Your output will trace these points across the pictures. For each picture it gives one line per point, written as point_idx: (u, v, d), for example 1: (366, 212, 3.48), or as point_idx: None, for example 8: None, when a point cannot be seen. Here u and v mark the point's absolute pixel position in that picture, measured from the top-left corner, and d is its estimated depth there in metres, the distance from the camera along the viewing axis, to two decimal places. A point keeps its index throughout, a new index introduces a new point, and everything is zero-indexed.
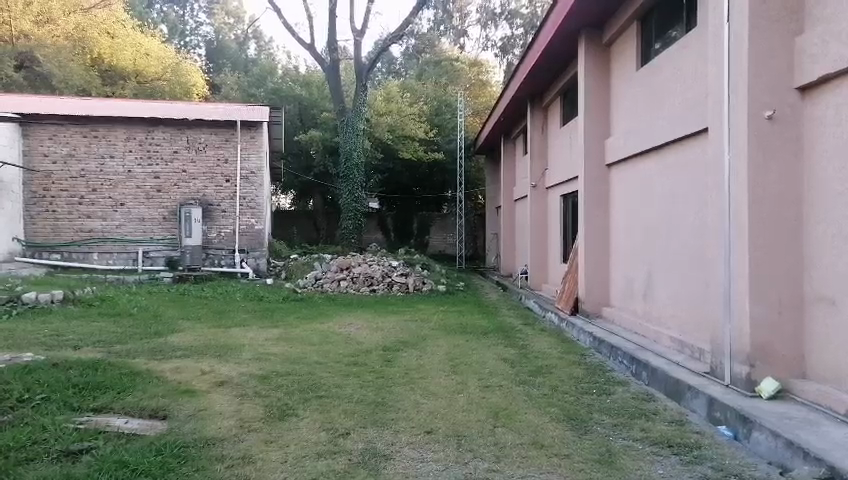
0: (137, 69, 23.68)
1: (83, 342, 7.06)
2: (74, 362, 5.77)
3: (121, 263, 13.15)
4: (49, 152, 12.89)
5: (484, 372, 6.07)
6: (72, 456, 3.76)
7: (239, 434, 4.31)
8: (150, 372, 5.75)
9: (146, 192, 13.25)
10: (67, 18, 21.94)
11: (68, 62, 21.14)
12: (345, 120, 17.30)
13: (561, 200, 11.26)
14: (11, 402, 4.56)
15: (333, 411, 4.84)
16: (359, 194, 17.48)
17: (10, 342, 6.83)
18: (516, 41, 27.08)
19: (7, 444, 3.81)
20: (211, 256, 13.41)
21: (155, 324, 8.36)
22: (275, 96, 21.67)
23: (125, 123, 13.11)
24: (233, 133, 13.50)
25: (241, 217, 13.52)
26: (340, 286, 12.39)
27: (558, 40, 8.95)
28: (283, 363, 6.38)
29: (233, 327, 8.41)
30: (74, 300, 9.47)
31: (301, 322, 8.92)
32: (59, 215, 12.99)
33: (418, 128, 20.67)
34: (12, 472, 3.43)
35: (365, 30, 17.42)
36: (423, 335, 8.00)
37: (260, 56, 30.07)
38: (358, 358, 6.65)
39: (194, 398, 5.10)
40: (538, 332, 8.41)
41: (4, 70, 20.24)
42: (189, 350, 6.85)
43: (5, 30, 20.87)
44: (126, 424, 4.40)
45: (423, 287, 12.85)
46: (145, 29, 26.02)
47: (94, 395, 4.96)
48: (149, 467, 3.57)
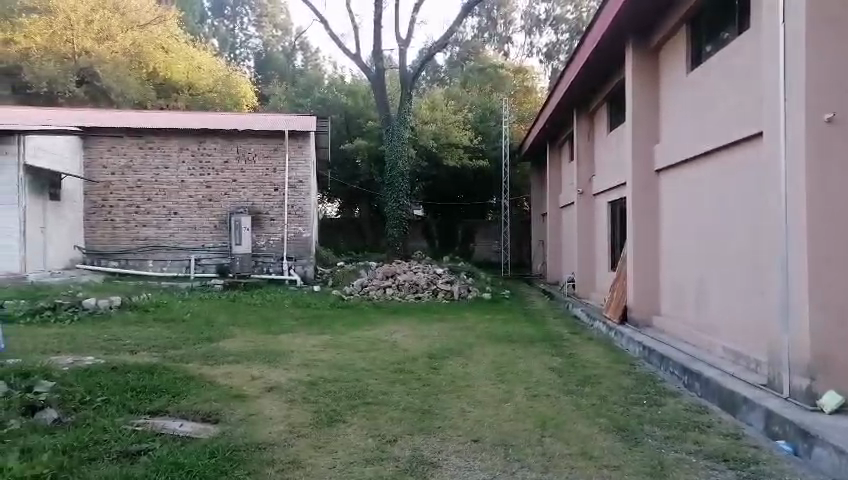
0: (190, 81, 24.44)
1: (139, 346, 7.33)
2: (131, 366, 5.98)
3: (174, 270, 13.56)
4: (108, 163, 13.46)
5: (530, 381, 6.03)
6: (131, 457, 3.90)
7: (289, 439, 4.39)
8: (203, 377, 5.91)
9: (198, 201, 13.64)
10: (124, 35, 22.71)
11: (125, 77, 22.23)
12: (390, 128, 17.48)
13: (609, 206, 11.09)
14: (73, 404, 4.75)
15: (380, 418, 4.88)
16: (404, 202, 17.52)
17: (73, 344, 7.16)
18: (562, 46, 26.95)
19: (70, 443, 3.96)
20: (260, 264, 13.71)
21: (207, 329, 8.60)
22: (321, 106, 22.04)
23: (179, 135, 13.54)
24: (281, 143, 13.78)
25: (289, 225, 13.78)
26: (386, 293, 12.47)
27: (604, 46, 8.85)
28: (330, 369, 6.47)
29: (281, 333, 8.58)
30: (131, 306, 9.81)
31: (347, 328, 9.03)
32: (116, 224, 13.50)
33: (463, 135, 20.75)
34: (77, 471, 3.58)
35: (410, 39, 17.53)
36: (469, 343, 7.99)
37: (306, 67, 30.75)
38: (404, 366, 6.69)
39: (245, 403, 5.23)
40: (586, 341, 8.29)
41: (66, 85, 21.37)
42: (239, 355, 7.03)
43: (67, 47, 21.72)
44: (180, 427, 4.53)
45: (468, 294, 12.85)
46: (197, 43, 26.91)
47: (149, 397, 5.14)
48: (203, 469, 3.68)
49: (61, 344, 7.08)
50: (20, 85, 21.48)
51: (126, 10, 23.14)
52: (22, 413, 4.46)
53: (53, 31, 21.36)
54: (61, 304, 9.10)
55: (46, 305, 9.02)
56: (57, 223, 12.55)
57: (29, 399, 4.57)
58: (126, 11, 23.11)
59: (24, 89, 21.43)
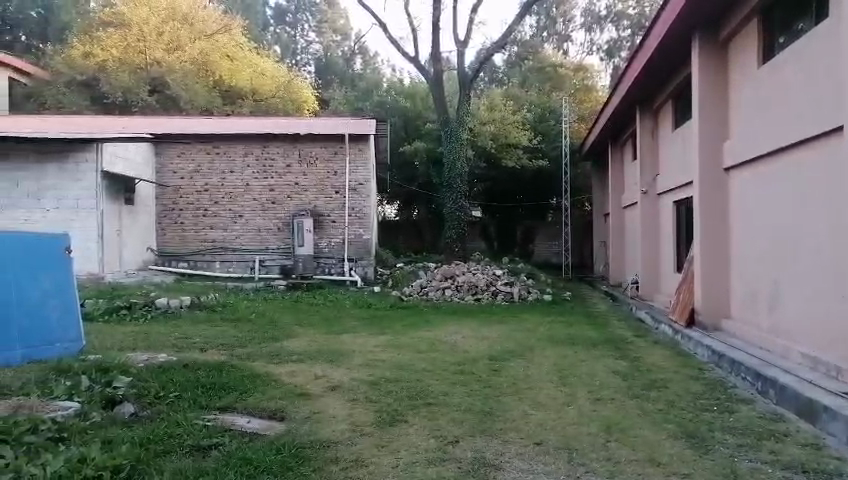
0: (253, 88, 24.81)
1: (209, 344, 7.59)
2: (201, 363, 6.21)
3: (240, 271, 13.99)
4: (177, 168, 14.01)
5: (594, 385, 5.92)
6: (202, 451, 4.06)
7: (353, 437, 4.46)
8: (268, 375, 6.07)
9: (262, 204, 14.03)
10: (193, 45, 24.21)
11: (193, 85, 23.13)
12: (449, 129, 17.51)
13: (675, 206, 10.76)
14: (149, 399, 4.97)
15: (442, 419, 4.90)
16: (462, 203, 17.52)
17: (148, 342, 7.49)
18: (623, 43, 26.65)
19: (147, 437, 4.14)
20: (322, 265, 13.96)
21: (271, 329, 8.85)
22: (380, 109, 22.30)
23: (244, 139, 13.96)
24: (342, 146, 14.02)
25: (350, 227, 14.01)
26: (445, 295, 12.49)
27: (668, 41, 8.59)
28: (391, 369, 6.54)
29: (343, 333, 8.73)
30: (200, 306, 10.18)
31: (408, 329, 9.09)
32: (186, 227, 14.04)
33: (521, 135, 20.63)
34: (152, 463, 3.74)
35: (468, 40, 17.51)
36: (529, 346, 7.91)
37: (365, 71, 31.18)
38: (465, 367, 6.69)
39: (309, 401, 5.34)
40: (651, 344, 8.08)
41: (139, 94, 22.25)
42: (303, 354, 7.19)
43: (140, 58, 23.18)
44: (249, 423, 4.67)
45: (528, 296, 12.73)
46: (260, 50, 27.66)
47: (219, 394, 5.32)
48: (270, 464, 3.79)
49: (138, 342, 7.42)
50: (97, 94, 22.50)
51: (194, 21, 24.69)
52: (103, 406, 4.71)
53: (128, 44, 23.13)
54: (135, 303, 9.51)
55: (122, 304, 9.44)
56: (131, 226, 13.15)
57: (109, 394, 4.82)
58: (194, 22, 24.67)
59: (101, 100, 22.42)
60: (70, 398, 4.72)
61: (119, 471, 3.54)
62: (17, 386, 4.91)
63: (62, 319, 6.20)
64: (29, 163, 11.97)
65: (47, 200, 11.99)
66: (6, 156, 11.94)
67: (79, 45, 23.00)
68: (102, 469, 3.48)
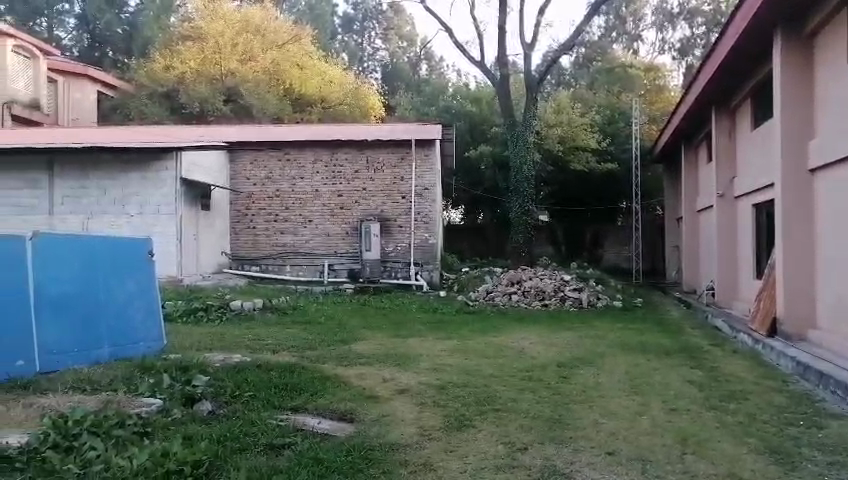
0: (322, 95, 25.27)
1: (280, 346, 7.81)
2: (274, 364, 6.38)
3: (310, 275, 14.31)
4: (250, 175, 14.49)
5: (668, 395, 5.73)
6: (275, 449, 4.17)
7: (421, 441, 4.49)
8: (338, 378, 6.17)
9: (331, 209, 14.33)
10: (265, 55, 25.04)
11: (265, 94, 23.79)
12: (515, 133, 17.38)
13: (754, 209, 10.28)
14: (226, 397, 5.16)
15: (510, 425, 4.86)
16: (529, 207, 17.32)
17: (223, 343, 7.76)
18: (697, 40, 25.78)
19: (225, 434, 4.30)
20: (388, 269, 14.11)
21: (340, 332, 9.02)
22: (446, 114, 22.36)
23: (313, 146, 14.30)
24: (409, 152, 14.16)
25: (416, 232, 14.12)
26: (511, 300, 12.37)
27: (748, 38, 8.23)
28: (458, 374, 6.54)
29: (411, 337, 8.79)
30: (271, 308, 10.48)
31: (475, 334, 9.07)
32: (258, 231, 14.49)
33: (590, 138, 20.34)
34: (228, 460, 3.87)
35: (535, 43, 17.33)
36: (600, 353, 7.72)
37: (431, 76, 31.30)
38: (533, 373, 6.60)
39: (378, 404, 5.40)
40: (730, 353, 7.75)
41: (215, 104, 23.18)
42: (372, 357, 7.29)
43: (216, 70, 24.23)
44: (319, 424, 4.78)
45: (597, 302, 12.45)
46: (329, 59, 28.27)
47: (291, 395, 5.46)
48: (341, 465, 3.86)
49: (214, 343, 7.70)
50: (176, 105, 23.54)
51: (266, 33, 25.58)
52: (183, 403, 4.92)
53: (205, 56, 24.23)
54: (212, 305, 9.88)
55: (199, 306, 9.84)
56: (207, 231, 13.72)
57: (188, 392, 5.03)
58: (266, 33, 25.46)
59: (180, 110, 23.49)
60: (153, 395, 4.95)
61: (198, 466, 3.67)
62: (106, 382, 5.20)
63: (145, 320, 6.52)
64: (115, 172, 12.67)
65: (131, 206, 12.64)
66: (95, 165, 12.68)
67: (160, 58, 24.25)
68: (183, 464, 3.62)
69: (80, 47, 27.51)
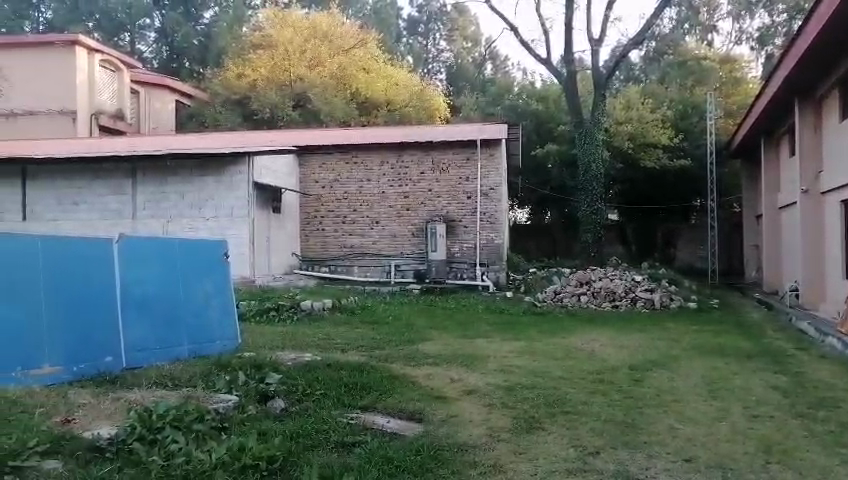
0: (388, 98, 25.47)
1: (349, 345, 7.95)
2: (343, 363, 6.48)
3: (377, 276, 14.48)
4: (319, 178, 14.80)
5: (750, 400, 5.47)
6: (346, 447, 4.25)
7: (489, 442, 4.47)
8: (406, 377, 6.22)
9: (397, 211, 14.47)
10: (332, 60, 25.57)
11: (332, 98, 24.20)
12: (583, 131, 17.08)
13: (843, 205, 9.71)
14: (297, 396, 5.29)
15: (581, 428, 4.76)
16: (598, 206, 16.93)
17: (294, 342, 7.96)
18: (778, 29, 24.49)
19: (297, 431, 4.41)
20: (454, 269, 14.12)
21: (408, 332, 9.06)
22: (512, 113, 22.17)
23: (380, 149, 14.47)
24: (473, 152, 14.13)
25: (481, 232, 14.10)
26: (580, 301, 12.12)
27: (834, 24, 7.79)
28: (527, 375, 6.45)
29: (478, 338, 8.76)
30: (340, 308, 10.65)
31: (544, 336, 8.94)
32: (327, 233, 14.79)
33: (661, 134, 19.73)
34: (300, 457, 3.96)
35: (603, 38, 16.94)
36: (674, 356, 7.46)
37: (496, 75, 31.05)
38: (604, 376, 6.45)
39: (446, 404, 5.42)
40: (817, 358, 7.32)
41: (285, 109, 23.75)
42: (439, 357, 7.31)
43: (286, 76, 24.89)
44: (388, 423, 4.83)
45: (671, 304, 12.04)
46: (394, 62, 28.61)
47: (360, 394, 5.53)
48: (410, 465, 3.89)
49: (285, 342, 7.91)
50: (248, 112, 24.26)
51: (333, 38, 26.14)
52: (257, 400, 5.08)
53: (275, 63, 25.01)
54: (283, 305, 10.14)
55: (271, 306, 10.11)
56: (278, 232, 14.11)
57: (262, 389, 5.17)
58: (333, 39, 26.09)
59: (251, 116, 24.25)
60: (229, 392, 5.13)
61: (272, 462, 3.78)
62: (186, 379, 5.43)
63: (220, 319, 6.78)
64: (192, 177, 13.22)
65: (206, 209, 13.16)
66: (174, 172, 13.26)
67: (234, 67, 25.14)
68: (258, 459, 3.75)
69: (159, 59, 28.82)
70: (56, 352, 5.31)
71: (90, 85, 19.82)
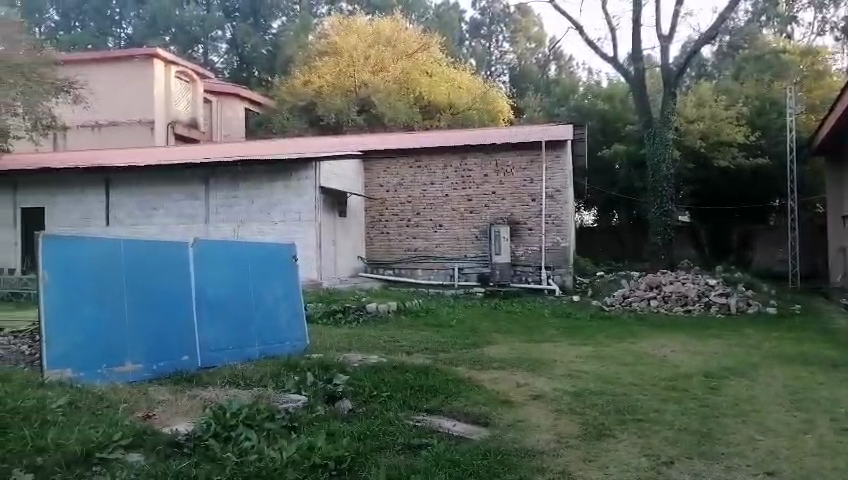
0: (451, 102, 25.60)
1: (414, 348, 7.98)
2: (408, 366, 6.52)
3: (441, 279, 14.49)
4: (383, 182, 14.96)
5: (837, 412, 5.16)
6: (412, 450, 4.27)
7: (558, 448, 4.39)
8: (471, 381, 6.19)
9: (461, 214, 14.45)
10: (396, 65, 25.86)
11: (396, 103, 24.47)
12: (652, 131, 16.56)
13: None
14: (364, 397, 5.35)
15: (654, 437, 4.60)
16: (669, 208, 16.39)
17: (361, 344, 8.08)
18: None
19: (364, 432, 4.45)
20: (518, 273, 14.00)
21: (473, 336, 9.01)
22: (578, 113, 21.77)
23: (443, 152, 14.50)
24: (538, 154, 13.99)
25: (547, 235, 13.92)
26: (650, 306, 11.76)
27: None
28: (595, 381, 6.30)
29: (545, 343, 8.63)
30: (405, 311, 10.71)
31: (612, 341, 8.71)
32: (391, 237, 14.94)
33: (736, 132, 19.04)
34: (368, 459, 3.99)
35: (673, 34, 16.38)
36: (753, 364, 7.13)
37: (560, 75, 30.56)
38: (678, 383, 6.23)
39: (512, 408, 5.37)
40: None
41: (349, 115, 24.13)
42: (504, 361, 7.23)
43: (351, 82, 25.27)
44: (454, 426, 4.82)
45: (749, 309, 11.51)
46: (457, 65, 28.63)
47: (426, 396, 5.55)
48: (477, 469, 3.86)
49: (351, 343, 8.03)
50: (314, 118, 24.78)
51: (396, 44, 26.42)
52: (325, 401, 5.15)
53: (340, 69, 25.46)
54: (348, 307, 10.31)
55: (337, 308, 10.30)
56: (344, 237, 14.35)
57: (329, 390, 5.24)
58: (397, 44, 26.45)
59: (317, 122, 24.71)
60: (298, 392, 5.23)
61: (341, 462, 3.84)
62: (257, 378, 5.59)
63: (288, 321, 6.95)
64: (262, 182, 13.62)
65: (275, 213, 13.54)
66: (245, 177, 13.70)
67: (301, 75, 25.79)
68: (327, 459, 3.82)
69: (230, 69, 29.79)
70: (137, 351, 5.57)
71: (167, 96, 20.76)
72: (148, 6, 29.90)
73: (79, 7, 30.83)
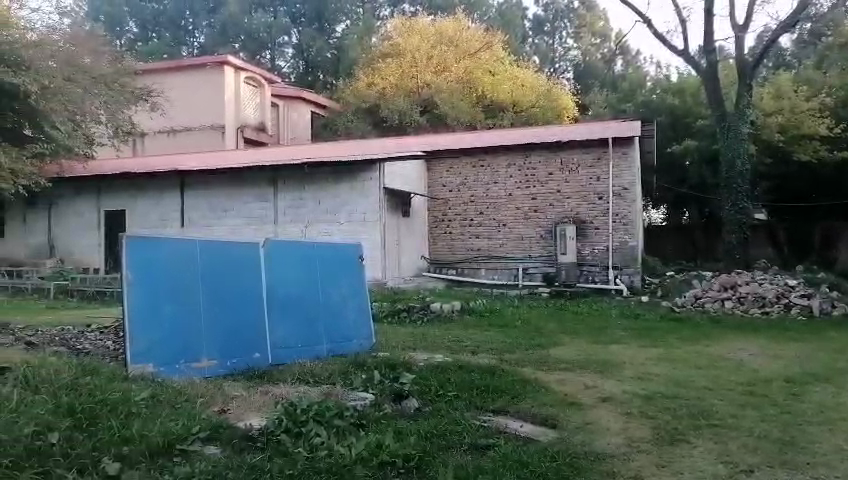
0: (514, 100, 25.54)
1: (479, 348, 7.96)
2: (473, 365, 6.51)
3: (505, 279, 14.37)
4: (446, 182, 14.95)
5: None
6: (479, 450, 4.25)
7: (629, 452, 4.28)
8: (538, 382, 6.12)
9: (525, 213, 14.31)
10: (458, 65, 25.85)
11: (458, 103, 24.58)
12: (725, 125, 15.89)
13: None
14: (430, 396, 5.38)
15: (732, 443, 4.43)
16: (744, 205, 15.73)
17: (425, 343, 8.12)
18: None
19: (432, 431, 4.47)
20: (585, 273, 13.73)
21: (538, 336, 8.90)
22: (646, 109, 21.17)
23: (507, 151, 14.39)
24: (605, 151, 13.70)
25: (614, 234, 13.61)
26: (725, 307, 11.32)
27: None
28: (667, 384, 6.11)
29: (613, 344, 8.43)
30: (469, 310, 10.66)
31: (684, 343, 8.43)
32: (454, 236, 14.92)
33: (818, 125, 18.06)
34: (438, 458, 4.00)
35: (749, 23, 15.68)
36: (839, 369, 6.74)
37: (627, 70, 29.87)
38: (756, 388, 5.97)
39: (580, 411, 5.27)
40: None
41: (412, 115, 24.28)
42: (572, 363, 7.12)
43: (414, 83, 25.48)
44: (521, 428, 4.77)
45: (834, 311, 10.88)
46: (520, 63, 28.41)
47: (492, 397, 5.53)
48: (546, 471, 3.82)
49: (415, 343, 8.07)
50: (378, 120, 25.08)
51: (459, 44, 26.43)
52: (392, 399, 5.20)
53: (403, 70, 25.62)
54: (413, 306, 10.39)
55: (402, 307, 10.40)
56: (408, 237, 14.44)
57: (396, 389, 5.28)
58: (460, 43, 26.44)
59: (381, 123, 24.98)
60: (365, 390, 5.30)
61: (410, 460, 3.87)
62: (326, 376, 5.71)
63: (354, 320, 7.07)
64: (328, 183, 13.89)
65: (341, 214, 13.79)
66: (311, 179, 14.00)
67: (365, 77, 26.13)
68: (396, 457, 3.86)
69: (296, 73, 30.63)
70: (211, 347, 5.78)
71: (237, 102, 21.48)
72: (219, 15, 31.00)
73: (156, 19, 32.29)
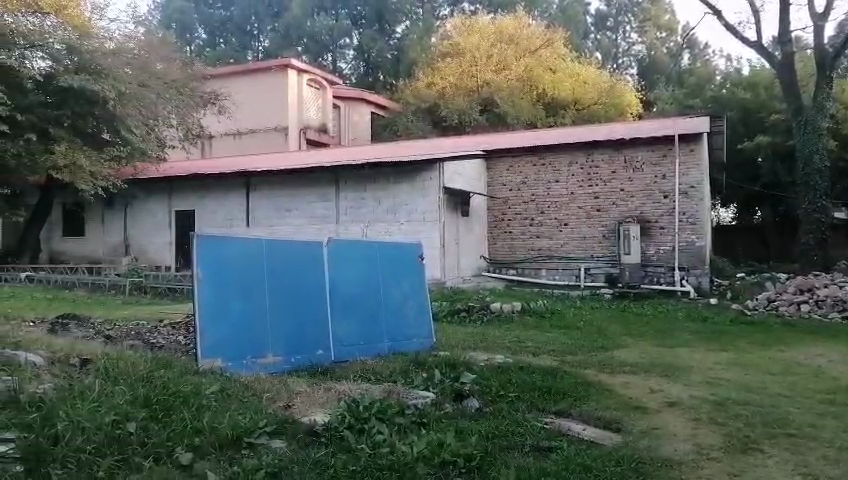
0: (575, 97, 25.25)
1: (540, 349, 7.85)
2: (534, 366, 6.44)
3: (566, 279, 14.14)
4: (506, 181, 14.84)
5: None
6: (542, 452, 4.19)
7: (698, 459, 4.14)
8: (601, 384, 6.00)
9: (587, 212, 14.04)
10: (518, 63, 25.64)
11: (518, 101, 24.33)
12: (802, 120, 15.09)
13: None
14: (491, 396, 5.34)
15: (810, 454, 4.22)
16: (823, 204, 14.93)
17: (485, 343, 8.07)
18: None
19: (492, 431, 4.45)
20: (649, 274, 13.34)
21: (600, 338, 8.71)
22: (716, 104, 20.41)
23: (569, 149, 14.16)
24: (671, 148, 13.30)
25: (681, 233, 13.20)
26: (801, 311, 10.77)
27: None
28: (738, 390, 5.88)
29: (681, 347, 8.17)
30: (530, 311, 10.57)
31: (757, 348, 8.08)
32: (514, 236, 14.79)
33: None
34: (498, 459, 3.96)
35: (829, 11, 14.89)
36: None
37: (694, 64, 28.87)
38: (837, 396, 5.66)
39: (646, 415, 5.12)
40: None
41: (471, 114, 24.21)
42: (637, 365, 6.94)
43: (473, 82, 25.29)
44: (583, 431, 4.68)
45: None
46: (582, 60, 27.86)
47: (552, 398, 5.45)
48: (610, 476, 3.74)
49: (475, 343, 8.04)
50: (437, 119, 25.13)
51: (519, 41, 26.22)
52: (452, 398, 5.20)
53: (463, 69, 25.54)
54: (473, 306, 10.36)
55: (461, 307, 10.39)
56: (467, 236, 14.43)
57: (457, 388, 5.28)
58: (519, 42, 26.21)
59: (441, 123, 25.01)
60: (426, 389, 5.32)
61: (471, 460, 3.85)
62: (386, 374, 5.76)
63: (413, 319, 7.12)
64: (388, 183, 14.03)
65: (401, 214, 13.90)
66: (371, 179, 14.17)
67: (425, 77, 26.22)
68: (457, 457, 3.84)
69: (357, 74, 31.24)
70: (276, 344, 5.92)
71: (300, 105, 21.99)
72: (282, 19, 31.75)
73: (223, 25, 33.36)
